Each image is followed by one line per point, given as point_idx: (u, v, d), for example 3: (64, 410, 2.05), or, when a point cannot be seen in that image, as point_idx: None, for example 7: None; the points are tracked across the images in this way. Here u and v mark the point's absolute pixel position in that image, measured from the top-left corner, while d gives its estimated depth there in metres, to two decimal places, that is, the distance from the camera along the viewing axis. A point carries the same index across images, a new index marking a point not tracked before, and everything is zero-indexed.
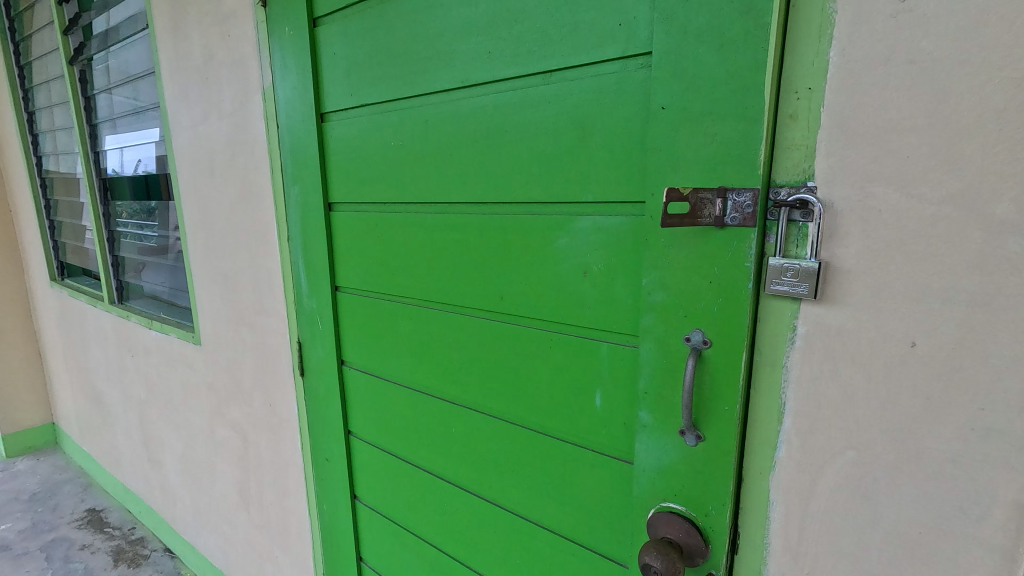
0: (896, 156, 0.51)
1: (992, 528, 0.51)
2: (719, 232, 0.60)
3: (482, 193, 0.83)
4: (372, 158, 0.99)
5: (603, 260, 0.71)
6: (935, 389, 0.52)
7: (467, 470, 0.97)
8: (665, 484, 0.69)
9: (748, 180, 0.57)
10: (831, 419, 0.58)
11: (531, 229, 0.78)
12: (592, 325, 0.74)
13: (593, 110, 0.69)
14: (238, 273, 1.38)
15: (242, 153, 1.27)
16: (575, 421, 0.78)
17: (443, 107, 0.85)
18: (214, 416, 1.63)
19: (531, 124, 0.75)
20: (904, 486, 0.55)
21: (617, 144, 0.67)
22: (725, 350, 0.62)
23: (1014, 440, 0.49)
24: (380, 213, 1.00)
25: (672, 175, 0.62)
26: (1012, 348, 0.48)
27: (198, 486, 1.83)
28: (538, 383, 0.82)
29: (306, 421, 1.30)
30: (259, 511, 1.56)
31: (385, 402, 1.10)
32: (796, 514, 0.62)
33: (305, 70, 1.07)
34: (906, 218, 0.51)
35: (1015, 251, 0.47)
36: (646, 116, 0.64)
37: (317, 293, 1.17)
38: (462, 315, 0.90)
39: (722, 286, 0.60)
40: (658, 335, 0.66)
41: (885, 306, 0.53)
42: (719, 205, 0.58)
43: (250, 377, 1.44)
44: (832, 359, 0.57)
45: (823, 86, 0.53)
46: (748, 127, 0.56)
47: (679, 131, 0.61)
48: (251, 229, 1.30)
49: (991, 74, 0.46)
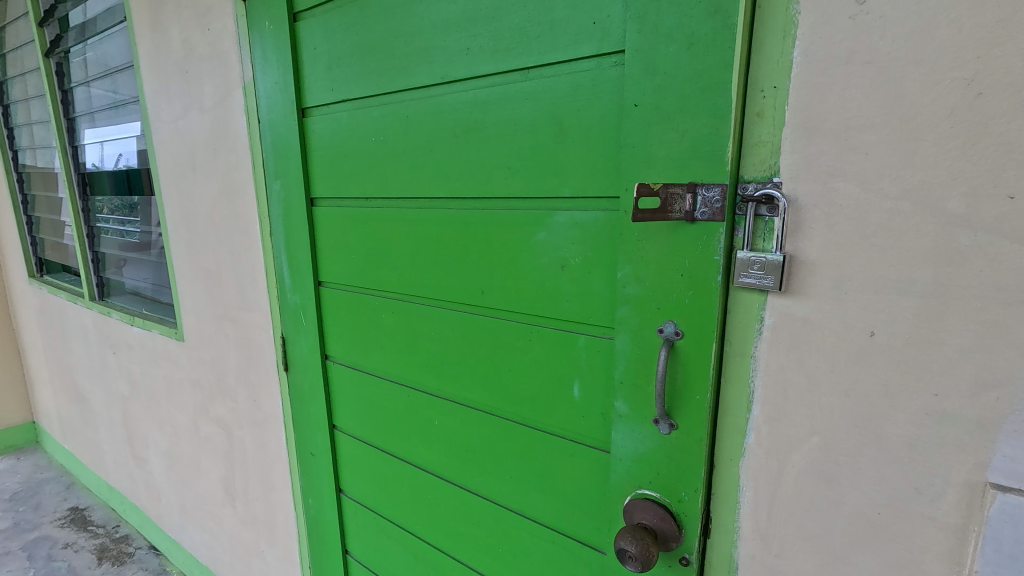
0: (856, 152, 0.53)
1: (946, 506, 0.54)
2: (690, 226, 0.61)
3: (463, 188, 0.84)
4: (354, 153, 1.00)
5: (580, 254, 0.73)
6: (893, 376, 0.55)
7: (451, 462, 0.98)
8: (640, 471, 0.71)
9: (717, 175, 0.59)
10: (796, 406, 0.60)
11: (510, 224, 0.79)
12: (571, 317, 0.75)
13: (569, 107, 0.70)
14: (221, 269, 1.37)
15: (224, 148, 1.26)
16: (555, 412, 0.80)
17: (423, 103, 0.86)
18: (198, 412, 1.63)
19: (509, 120, 0.76)
20: (865, 469, 0.57)
21: (593, 140, 0.69)
22: (696, 340, 0.64)
23: (965, 423, 0.52)
24: (362, 208, 1.01)
25: (645, 170, 0.64)
26: (963, 336, 0.51)
27: (183, 483, 1.82)
28: (518, 375, 0.83)
29: (291, 416, 1.30)
30: (245, 507, 1.56)
31: (369, 396, 1.11)
32: (765, 498, 0.64)
33: (285, 64, 1.07)
34: (866, 212, 0.53)
35: (966, 244, 0.49)
36: (620, 113, 0.66)
37: (301, 288, 1.17)
38: (443, 309, 0.92)
39: (693, 279, 0.62)
40: (633, 327, 0.68)
41: (847, 297, 0.55)
42: (688, 200, 0.60)
43: (234, 372, 1.44)
44: (798, 349, 0.59)
45: (787, 84, 0.55)
46: (717, 124, 0.58)
47: (651, 128, 0.62)
48: (234, 224, 1.29)
49: (943, 74, 0.48)
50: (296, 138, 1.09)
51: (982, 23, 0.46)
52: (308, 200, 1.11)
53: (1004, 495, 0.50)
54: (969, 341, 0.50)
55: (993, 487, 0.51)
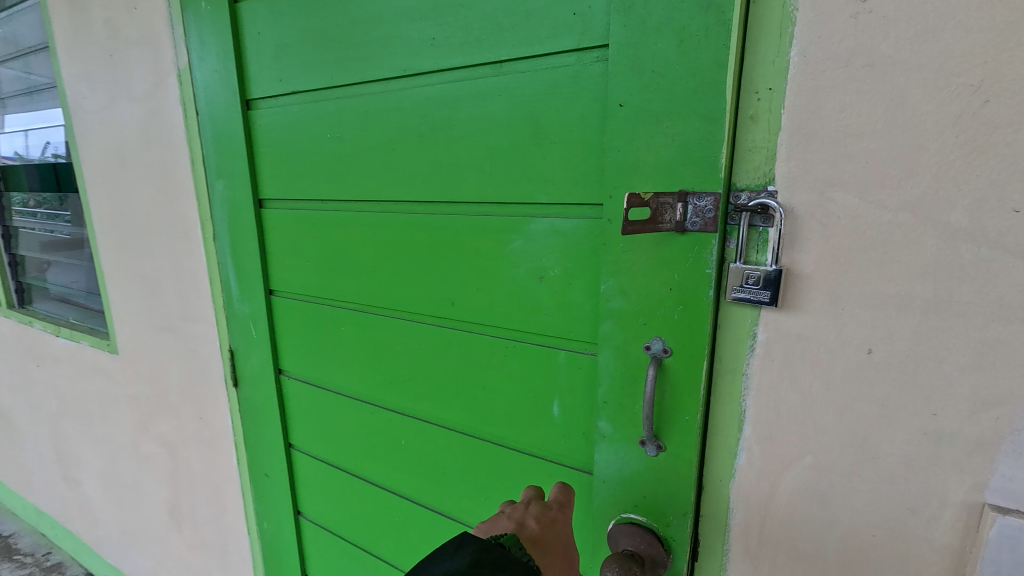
0: (855, 161, 0.50)
1: (941, 527, 0.52)
2: (679, 237, 0.57)
3: (429, 191, 0.77)
4: (307, 151, 0.91)
5: (560, 264, 0.68)
6: (890, 395, 0.52)
7: (420, 483, 0.92)
8: (625, 494, 0.67)
9: (710, 183, 0.54)
10: (789, 425, 0.58)
11: (482, 231, 0.73)
12: (550, 332, 0.70)
13: (547, 105, 0.65)
14: (158, 276, 1.25)
15: (157, 143, 1.13)
16: (533, 431, 0.75)
17: (384, 98, 0.79)
18: (137, 430, 1.49)
19: (481, 118, 0.70)
20: (860, 490, 0.55)
21: (573, 142, 0.64)
22: (686, 358, 0.60)
23: (963, 443, 0.50)
24: (318, 211, 0.92)
25: (632, 176, 0.59)
26: (963, 354, 0.49)
27: (122, 506, 1.67)
28: (493, 393, 0.78)
29: (242, 434, 1.20)
30: (193, 530, 1.44)
31: (328, 413, 1.03)
32: (756, 520, 0.61)
33: (226, 50, 0.96)
34: (865, 223, 0.50)
35: (968, 258, 0.47)
36: (603, 114, 0.61)
37: (250, 297, 1.07)
38: (410, 321, 0.85)
39: (683, 293, 0.58)
40: (618, 342, 0.64)
41: (843, 312, 0.53)
42: (679, 210, 0.56)
43: (177, 387, 1.31)
44: (791, 366, 0.56)
45: (784, 87, 0.51)
46: (710, 128, 0.54)
47: (637, 131, 0.58)
48: (172, 227, 1.17)
49: (949, 80, 0.45)
50: (240, 132, 0.98)
51: (990, 26, 0.43)
52: (256, 201, 1.01)
53: (1003, 517, 0.49)
54: (970, 359, 0.48)
55: (991, 508, 0.49)
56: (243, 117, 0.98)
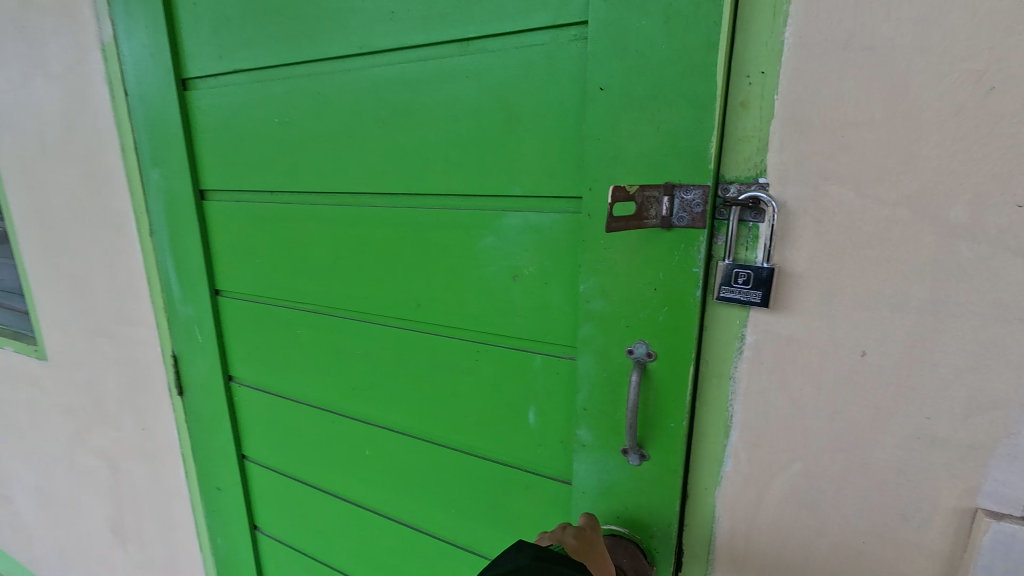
0: (852, 152, 0.46)
1: (932, 533, 0.50)
2: (665, 233, 0.53)
3: (391, 183, 0.70)
4: (254, 138, 0.82)
5: (536, 262, 0.63)
6: (883, 398, 0.50)
7: (386, 495, 0.86)
8: (606, 504, 0.64)
9: (698, 174, 0.50)
10: (778, 430, 0.55)
11: (450, 226, 0.67)
12: (525, 335, 0.66)
13: (519, 89, 0.59)
14: (87, 275, 1.12)
15: (81, 127, 1.01)
16: (507, 440, 0.70)
17: (338, 79, 0.71)
18: (72, 443, 1.36)
19: (446, 102, 0.64)
20: (850, 497, 0.53)
21: (548, 130, 0.58)
22: (670, 363, 0.56)
23: (956, 448, 0.48)
24: (267, 204, 0.84)
25: (613, 168, 0.54)
26: (958, 357, 0.47)
27: (59, 524, 1.53)
28: (463, 400, 0.72)
29: (189, 445, 1.11)
30: (139, 548, 1.33)
31: (284, 422, 0.95)
32: (742, 528, 0.59)
33: (157, 22, 0.85)
34: (861, 219, 0.47)
35: (967, 257, 0.44)
36: (582, 99, 0.56)
37: (193, 298, 0.98)
38: (371, 324, 0.78)
39: (668, 294, 0.55)
40: (598, 346, 0.60)
41: (836, 313, 0.50)
42: (666, 204, 0.52)
43: (115, 396, 1.20)
44: (781, 369, 0.53)
45: (778, 71, 0.48)
46: (698, 116, 0.49)
47: (621, 118, 0.53)
48: (102, 221, 1.05)
49: (952, 65, 0.42)
50: (177, 116, 0.88)
51: (997, 8, 0.40)
52: (198, 192, 0.92)
53: (997, 523, 0.47)
54: (965, 360, 0.46)
55: (983, 513, 0.48)
56: (179, 97, 0.87)
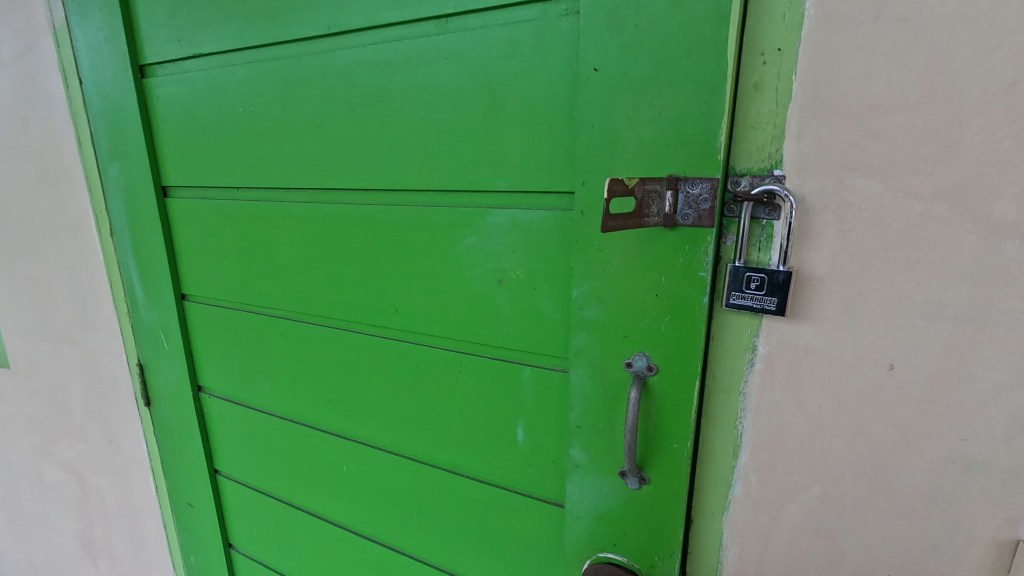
0: (882, 140, 0.41)
1: (966, 565, 0.45)
2: (668, 232, 0.47)
3: (364, 176, 0.64)
4: (216, 129, 0.75)
5: (524, 265, 0.57)
6: (913, 417, 0.44)
7: (366, 513, 0.80)
8: (602, 531, 0.58)
9: (705, 165, 0.44)
10: (794, 450, 0.49)
11: (430, 224, 0.61)
12: (512, 344, 0.60)
13: (503, 70, 0.53)
14: (46, 278, 1.05)
15: (35, 119, 0.94)
16: (494, 457, 0.64)
17: (306, 61, 0.64)
18: (38, 455, 1.28)
19: (423, 86, 0.57)
20: (874, 524, 0.48)
21: (537, 116, 0.52)
22: (674, 376, 0.50)
23: (996, 472, 0.43)
24: (233, 201, 0.77)
25: (609, 159, 0.48)
26: (999, 370, 0.41)
27: (27, 541, 1.45)
28: (447, 413, 0.66)
29: (159, 459, 1.04)
30: (111, 566, 1.26)
31: (257, 435, 0.89)
32: (753, 557, 0.53)
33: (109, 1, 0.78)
34: (891, 216, 0.42)
35: (1014, 258, 0.39)
36: (574, 81, 0.49)
37: (157, 303, 0.91)
38: (346, 331, 0.72)
39: (670, 300, 0.49)
40: (594, 357, 0.53)
41: (861, 322, 0.44)
42: (669, 199, 0.46)
43: (81, 407, 1.13)
44: (796, 384, 0.48)
45: (797, 47, 0.42)
46: (707, 98, 0.43)
47: (617, 102, 0.47)
48: (60, 220, 0.98)
49: (1002, 39, 0.36)
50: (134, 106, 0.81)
51: None
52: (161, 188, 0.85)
53: None
54: (1007, 376, 0.41)
55: None
56: (137, 85, 0.80)
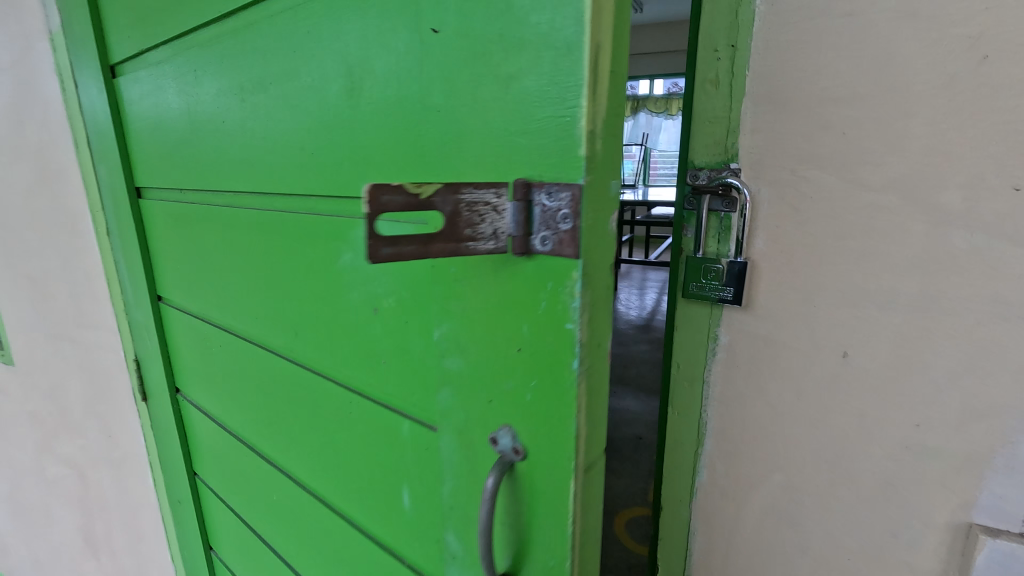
0: (832, 132, 0.42)
1: (924, 552, 0.46)
2: (523, 263, 0.30)
3: (240, 172, 0.53)
4: (148, 128, 0.72)
5: (373, 292, 0.40)
6: (868, 405, 0.45)
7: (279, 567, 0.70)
8: None
9: (560, 166, 0.27)
10: (755, 439, 0.51)
11: (289, 236, 0.48)
12: (372, 404, 0.43)
13: (335, 22, 0.37)
14: (45, 277, 1.07)
15: (33, 122, 0.96)
16: (367, 545, 0.49)
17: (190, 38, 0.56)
18: (40, 451, 1.31)
19: (272, 53, 0.44)
20: (834, 512, 0.48)
21: (371, 81, 0.35)
22: (548, 501, 0.32)
23: (950, 459, 0.43)
24: (167, 203, 0.73)
25: (451, 156, 0.31)
26: (952, 359, 0.42)
27: (31, 535, 1.48)
28: (325, 475, 0.53)
29: (156, 453, 1.06)
30: (112, 559, 1.29)
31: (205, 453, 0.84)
32: (720, 543, 0.55)
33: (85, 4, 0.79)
34: (842, 208, 0.43)
35: (961, 248, 0.40)
36: (404, 30, 0.33)
37: (142, 302, 0.92)
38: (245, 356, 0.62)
39: (536, 380, 0.31)
40: (452, 446, 0.36)
41: (819, 312, 0.45)
42: (511, 215, 0.28)
43: (80, 403, 1.15)
44: (755, 372, 0.49)
45: (749, 43, 0.43)
46: (566, 41, 0.25)
47: (457, 75, 0.30)
48: (57, 220, 1.01)
49: (944, 32, 0.37)
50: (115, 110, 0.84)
51: None
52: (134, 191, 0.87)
53: (993, 541, 0.42)
54: (958, 364, 0.41)
55: (979, 529, 0.43)
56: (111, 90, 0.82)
